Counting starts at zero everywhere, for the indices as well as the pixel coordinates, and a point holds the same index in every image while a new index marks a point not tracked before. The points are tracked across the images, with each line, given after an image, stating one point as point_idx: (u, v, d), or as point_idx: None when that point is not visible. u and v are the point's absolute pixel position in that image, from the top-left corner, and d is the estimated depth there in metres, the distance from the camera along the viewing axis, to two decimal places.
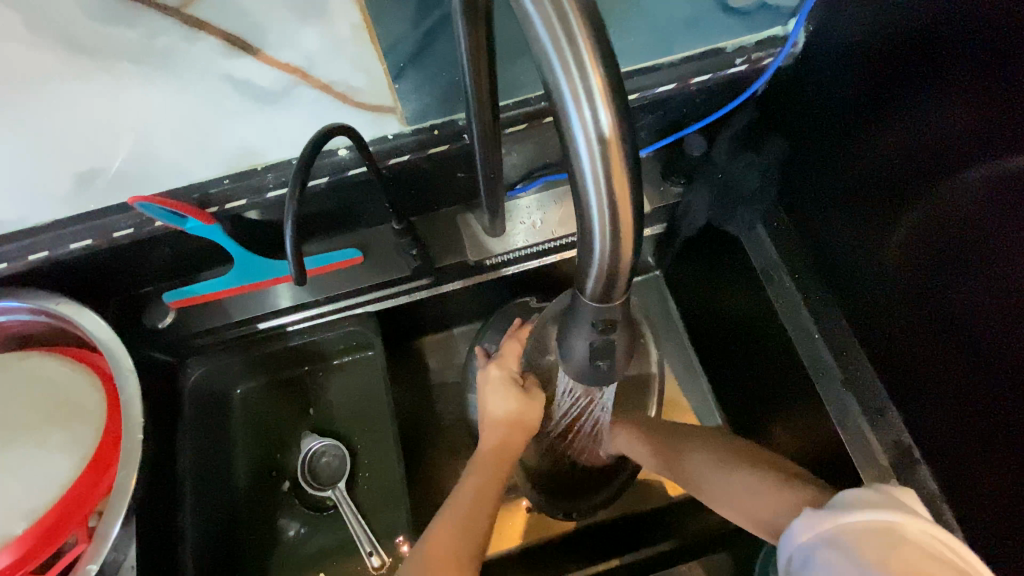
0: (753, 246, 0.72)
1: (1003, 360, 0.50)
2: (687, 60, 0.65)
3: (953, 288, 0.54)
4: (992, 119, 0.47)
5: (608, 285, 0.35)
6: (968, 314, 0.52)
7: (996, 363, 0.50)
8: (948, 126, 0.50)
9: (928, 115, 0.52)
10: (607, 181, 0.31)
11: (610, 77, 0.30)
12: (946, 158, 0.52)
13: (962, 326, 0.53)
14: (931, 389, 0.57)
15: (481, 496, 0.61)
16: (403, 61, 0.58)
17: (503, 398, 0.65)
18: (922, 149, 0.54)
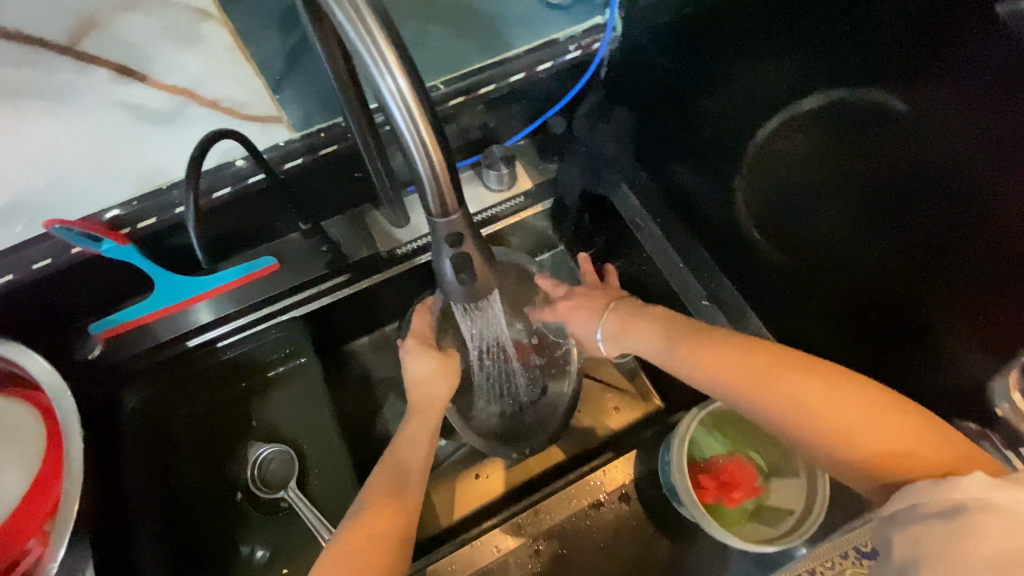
0: (621, 202, 0.84)
1: (844, 275, 0.60)
2: (527, 52, 0.73)
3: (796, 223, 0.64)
4: (775, 74, 0.57)
5: (442, 199, 0.40)
6: (812, 242, 0.63)
7: (841, 278, 0.61)
8: (744, 81, 0.61)
9: (731, 76, 0.63)
10: (422, 136, 0.37)
11: (400, 48, 0.35)
12: (750, 107, 0.62)
13: (809, 252, 0.63)
14: (809, 309, 0.68)
15: (411, 445, 0.69)
16: (278, 76, 0.65)
17: (425, 366, 0.75)
18: (734, 105, 0.64)
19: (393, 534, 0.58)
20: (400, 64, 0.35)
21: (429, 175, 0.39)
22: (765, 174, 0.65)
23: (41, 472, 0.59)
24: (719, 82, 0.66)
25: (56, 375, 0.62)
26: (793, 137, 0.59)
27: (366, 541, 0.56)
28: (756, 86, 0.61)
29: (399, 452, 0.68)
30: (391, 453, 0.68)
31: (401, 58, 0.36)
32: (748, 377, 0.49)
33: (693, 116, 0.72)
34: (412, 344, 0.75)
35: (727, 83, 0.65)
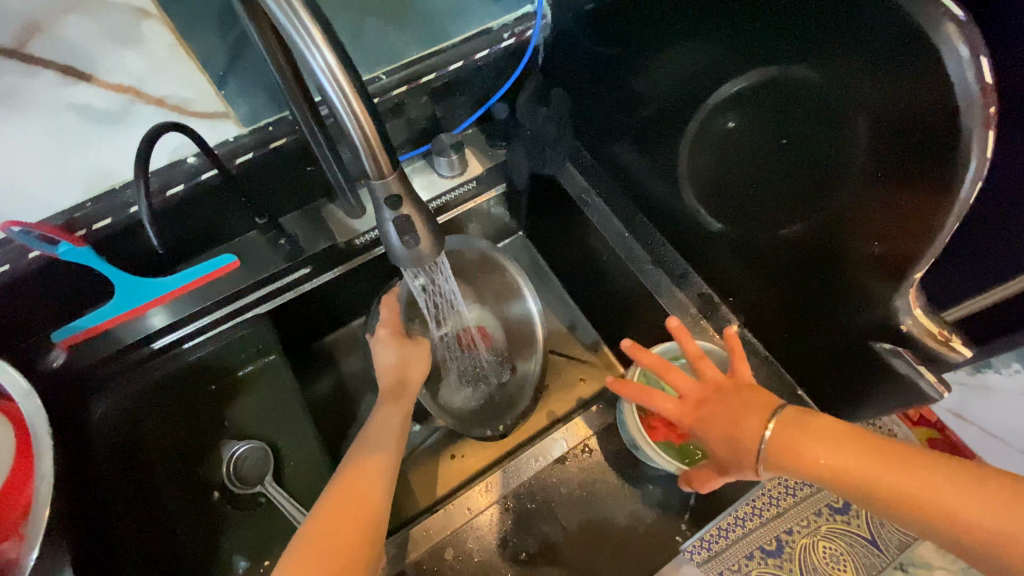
0: (567, 180, 0.89)
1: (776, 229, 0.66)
2: (465, 41, 0.77)
3: (730, 185, 0.69)
4: (699, 48, 0.62)
5: (375, 158, 0.44)
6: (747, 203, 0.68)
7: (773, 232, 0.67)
8: (670, 57, 0.67)
9: (657, 51, 0.68)
10: (352, 105, 0.41)
11: (326, 27, 0.39)
12: (675, 82, 0.68)
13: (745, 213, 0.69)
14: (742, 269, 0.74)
15: (386, 429, 0.71)
16: (222, 71, 0.67)
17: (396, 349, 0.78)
18: (662, 78, 0.69)
19: (363, 514, 0.60)
20: (327, 40, 0.39)
21: (364, 142, 0.43)
22: (702, 144, 0.70)
23: (12, 480, 0.59)
24: (642, 57, 0.71)
25: (22, 380, 0.62)
26: (719, 105, 0.64)
27: (337, 519, 0.58)
28: (673, 57, 0.67)
29: (373, 436, 0.70)
30: (365, 439, 0.70)
31: (328, 35, 0.39)
32: (805, 440, 0.47)
33: (624, 91, 0.77)
34: (382, 333, 0.79)
35: (650, 58, 0.70)
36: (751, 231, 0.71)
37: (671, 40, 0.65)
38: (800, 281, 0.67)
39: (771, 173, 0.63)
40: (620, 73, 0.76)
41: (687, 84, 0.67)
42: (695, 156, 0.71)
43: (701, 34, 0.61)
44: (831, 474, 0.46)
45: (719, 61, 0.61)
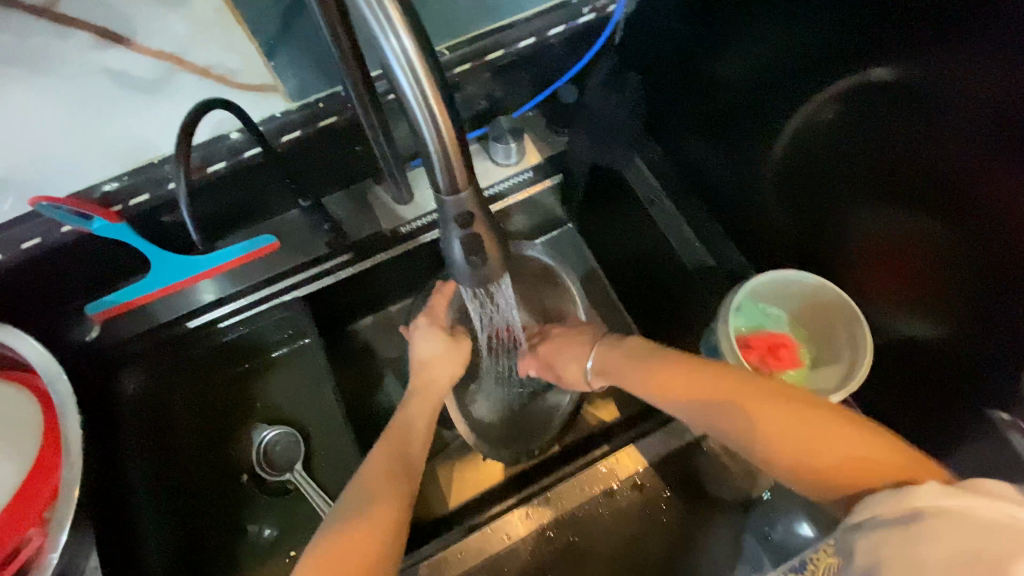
0: (637, 179, 0.78)
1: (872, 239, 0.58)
2: (540, 13, 0.68)
3: (831, 192, 0.59)
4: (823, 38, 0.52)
5: (451, 173, 0.37)
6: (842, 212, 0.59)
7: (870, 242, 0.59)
8: (782, 41, 0.56)
9: (768, 35, 0.58)
10: (431, 104, 0.34)
11: (407, 5, 0.32)
12: (788, 67, 0.57)
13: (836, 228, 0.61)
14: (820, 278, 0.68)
15: (410, 428, 0.66)
16: (272, 39, 0.60)
17: (433, 347, 0.73)
18: (772, 65, 0.59)
19: (393, 518, 0.55)
20: (409, 23, 0.31)
21: (438, 147, 0.35)
22: (801, 142, 0.60)
23: (41, 456, 0.57)
24: (745, 42, 0.61)
25: (50, 357, 0.60)
26: (821, 97, 0.55)
27: (366, 529, 0.53)
28: (785, 47, 0.56)
29: (396, 432, 0.66)
30: (386, 439, 0.65)
31: (408, 15, 0.32)
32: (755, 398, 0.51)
33: (714, 81, 0.68)
34: (426, 325, 0.73)
35: (756, 46, 0.60)
36: (847, 250, 0.62)
37: (789, 28, 0.55)
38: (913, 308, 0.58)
39: (887, 185, 0.53)
40: (711, 58, 0.67)
41: (799, 79, 0.56)
42: (784, 158, 0.63)
43: (828, 24, 0.51)
44: (763, 439, 0.49)
45: (848, 57, 0.51)
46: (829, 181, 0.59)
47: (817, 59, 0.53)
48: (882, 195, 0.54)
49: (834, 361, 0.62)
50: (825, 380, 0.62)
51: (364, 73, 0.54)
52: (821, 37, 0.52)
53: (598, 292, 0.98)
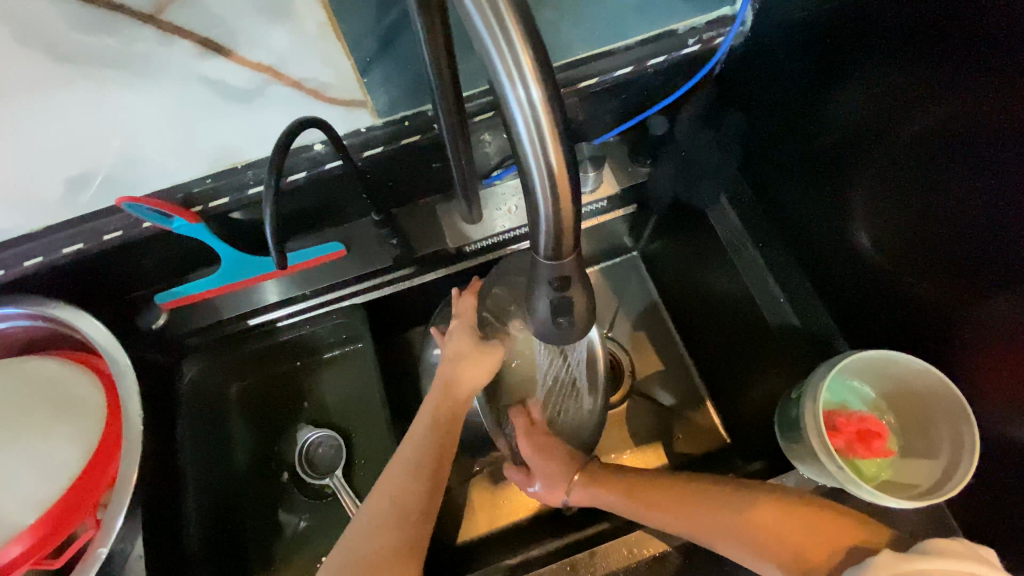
0: (718, 219, 0.74)
1: (953, 275, 0.52)
2: (641, 43, 0.65)
3: (917, 262, 0.55)
4: (953, 90, 0.46)
5: (559, 242, 0.34)
6: (935, 255, 0.53)
7: (954, 284, 0.52)
8: (898, 85, 0.51)
9: (880, 80, 0.53)
10: (550, 162, 0.31)
11: (541, 57, 0.29)
12: (896, 108, 0.52)
13: (914, 277, 0.56)
14: (886, 333, 0.61)
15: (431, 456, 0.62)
16: (369, 56, 0.55)
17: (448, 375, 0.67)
18: (881, 112, 0.54)
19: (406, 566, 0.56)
20: (540, 74, 0.29)
21: (548, 205, 0.33)
22: (880, 199, 0.57)
23: (102, 442, 0.57)
24: (858, 95, 0.56)
25: (113, 339, 0.61)
26: (922, 118, 0.50)
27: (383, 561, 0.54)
28: (898, 105, 0.52)
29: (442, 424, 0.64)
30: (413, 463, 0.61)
31: (540, 66, 0.29)
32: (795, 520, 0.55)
33: (816, 129, 0.62)
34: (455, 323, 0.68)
35: (868, 98, 0.55)
36: (940, 314, 0.55)
37: (919, 88, 0.49)
38: (1010, 379, 0.51)
39: (975, 257, 0.49)
40: (815, 105, 0.61)
41: (913, 140, 0.51)
42: (876, 198, 0.57)
43: (960, 95, 0.46)
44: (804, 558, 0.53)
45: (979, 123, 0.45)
46: (916, 251, 0.55)
47: (938, 127, 0.49)
48: (976, 271, 0.50)
49: (932, 456, 0.57)
50: (921, 477, 0.57)
51: (458, 98, 0.52)
52: (957, 103, 0.46)
53: (657, 328, 0.94)
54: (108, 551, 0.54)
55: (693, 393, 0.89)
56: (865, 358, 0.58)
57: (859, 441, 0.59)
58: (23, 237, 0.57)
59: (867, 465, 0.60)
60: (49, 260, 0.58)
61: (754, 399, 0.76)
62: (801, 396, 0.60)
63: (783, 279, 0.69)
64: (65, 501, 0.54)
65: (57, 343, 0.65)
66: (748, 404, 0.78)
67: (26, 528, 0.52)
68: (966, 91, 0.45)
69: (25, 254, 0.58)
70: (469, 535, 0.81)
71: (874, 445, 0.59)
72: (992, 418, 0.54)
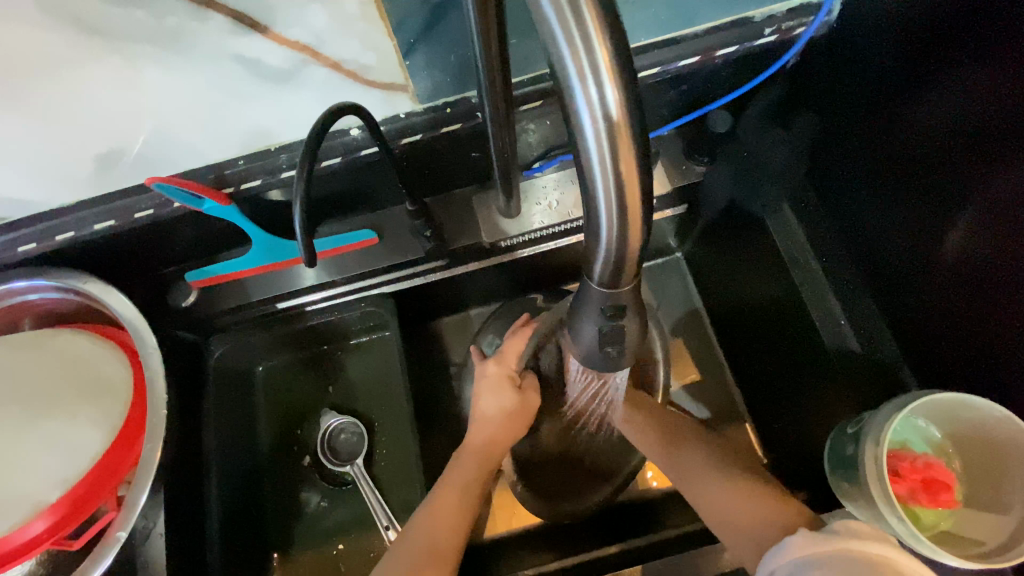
0: (780, 230, 0.66)
1: None
2: (711, 31, 0.58)
3: (1009, 301, 0.48)
4: None
5: (617, 265, 0.30)
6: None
7: None
8: (1015, 92, 0.44)
9: (992, 85, 0.46)
10: (620, 180, 0.27)
11: (618, 51, 0.25)
12: (1006, 121, 0.45)
13: (1001, 312, 0.49)
14: (959, 371, 0.55)
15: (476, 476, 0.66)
16: (413, 37, 0.51)
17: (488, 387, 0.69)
18: (988, 123, 0.47)
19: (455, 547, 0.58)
20: (618, 74, 0.25)
21: (612, 227, 0.29)
22: (978, 225, 0.50)
23: (128, 422, 0.57)
24: (961, 102, 0.49)
25: (141, 318, 0.60)
26: None
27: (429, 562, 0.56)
28: (1013, 125, 0.45)
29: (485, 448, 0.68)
30: (463, 459, 0.67)
31: (618, 66, 0.25)
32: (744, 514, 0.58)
33: (902, 137, 0.55)
34: (493, 370, 0.68)
35: (971, 108, 0.48)
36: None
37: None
38: None
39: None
40: (902, 109, 0.54)
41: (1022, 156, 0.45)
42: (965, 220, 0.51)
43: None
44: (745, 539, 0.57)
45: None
46: (1009, 287, 0.48)
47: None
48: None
49: (1002, 511, 0.52)
50: (986, 534, 0.52)
51: (507, 85, 0.47)
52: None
53: (696, 336, 0.89)
54: (127, 533, 0.54)
55: (731, 409, 0.84)
56: (939, 401, 0.52)
57: (924, 490, 0.54)
58: (56, 211, 0.57)
59: (925, 513, 0.55)
60: (80, 236, 0.57)
61: (800, 422, 0.71)
62: (862, 434, 0.55)
63: (846, 299, 0.63)
64: (89, 480, 0.54)
65: (86, 317, 0.65)
66: (793, 426, 0.73)
67: (49, 505, 0.52)
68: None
69: (54, 229, 0.57)
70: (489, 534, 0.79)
71: (940, 497, 0.54)
72: None
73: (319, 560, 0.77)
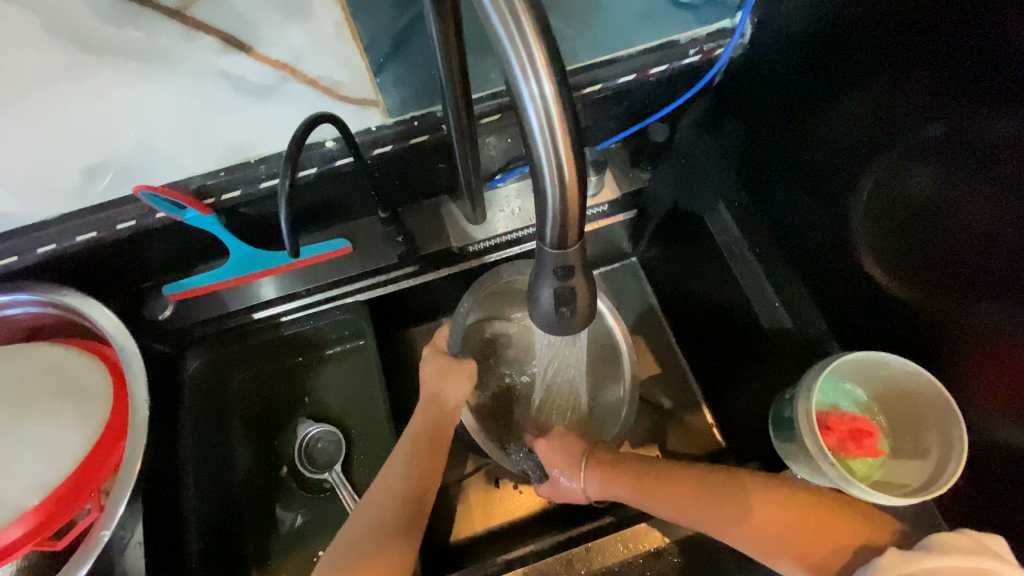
0: (715, 223, 0.75)
1: (945, 274, 0.53)
2: (645, 52, 0.67)
3: (909, 264, 0.56)
4: (948, 88, 0.48)
5: (564, 230, 0.36)
6: (925, 255, 0.55)
7: (941, 277, 0.54)
8: (899, 95, 0.52)
9: (879, 87, 0.54)
10: (560, 158, 0.33)
11: (551, 51, 0.31)
12: (895, 117, 0.53)
13: (898, 282, 0.58)
14: (875, 334, 0.64)
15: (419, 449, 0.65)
16: (381, 57, 0.60)
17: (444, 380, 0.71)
18: (874, 118, 0.56)
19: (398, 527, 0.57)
20: (553, 70, 0.31)
21: (557, 196, 0.34)
22: (877, 211, 0.58)
23: (109, 426, 0.58)
24: (855, 105, 0.57)
25: (123, 327, 0.62)
26: (910, 126, 0.52)
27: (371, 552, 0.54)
28: (897, 125, 0.53)
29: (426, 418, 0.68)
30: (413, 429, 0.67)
31: (553, 63, 0.31)
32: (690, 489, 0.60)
33: (815, 139, 0.63)
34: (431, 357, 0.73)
35: (866, 109, 0.56)
36: (928, 311, 0.56)
37: (914, 102, 0.51)
38: (1003, 379, 0.52)
39: (962, 260, 0.51)
40: (810, 113, 0.63)
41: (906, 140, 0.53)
42: (865, 204, 0.59)
43: (949, 106, 0.48)
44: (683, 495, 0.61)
45: (970, 139, 0.47)
46: (913, 264, 0.56)
47: (931, 144, 0.50)
48: (974, 283, 0.51)
49: (922, 458, 0.59)
50: (910, 477, 0.59)
51: (468, 98, 0.53)
52: (938, 109, 0.49)
53: (654, 332, 0.96)
54: (111, 532, 0.55)
55: (688, 397, 0.90)
56: (860, 362, 0.59)
57: (851, 440, 0.61)
58: (40, 224, 0.57)
59: (856, 462, 0.61)
60: (62, 248, 0.57)
61: (749, 400, 0.78)
62: (796, 396, 0.61)
63: (778, 283, 0.71)
64: (70, 482, 0.55)
65: (66, 330, 0.66)
66: (743, 405, 0.79)
67: (28, 510, 0.53)
68: (961, 109, 0.47)
69: (36, 241, 0.57)
70: (466, 533, 0.81)
71: (865, 443, 0.61)
72: (983, 418, 0.56)
73: (299, 571, 0.77)
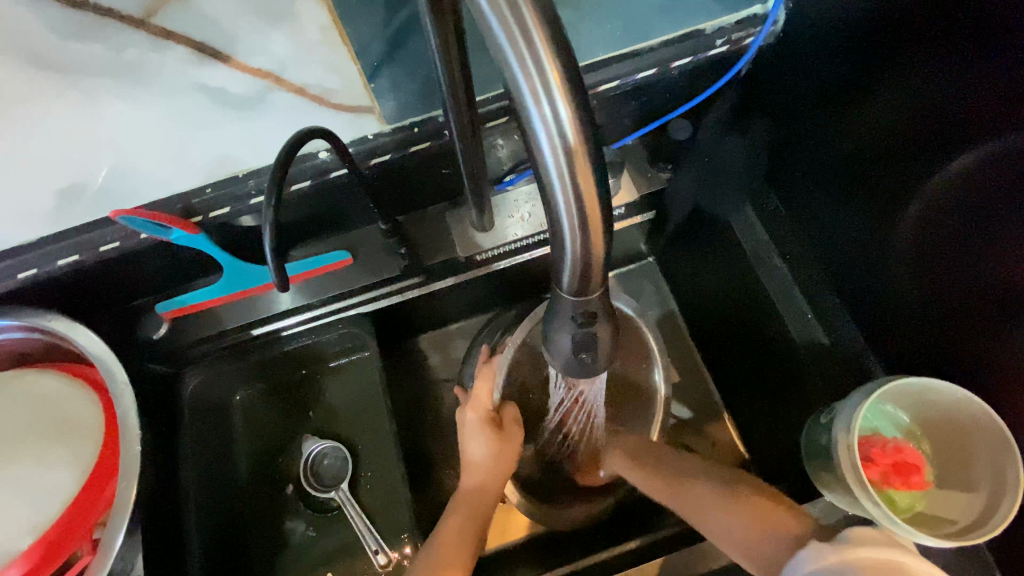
0: (741, 228, 0.70)
1: (1002, 293, 0.48)
2: (664, 44, 0.61)
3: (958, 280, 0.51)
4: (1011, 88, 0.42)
5: (584, 275, 0.32)
6: (978, 273, 0.49)
7: (993, 295, 0.49)
8: (947, 97, 0.46)
9: (926, 86, 0.48)
10: (580, 192, 0.28)
11: (568, 70, 0.26)
12: (945, 122, 0.47)
13: (945, 300, 0.53)
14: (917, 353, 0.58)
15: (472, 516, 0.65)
16: (376, 61, 0.57)
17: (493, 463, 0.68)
18: (918, 119, 0.50)
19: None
20: (568, 92, 0.26)
21: (576, 236, 0.30)
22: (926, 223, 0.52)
23: (100, 463, 0.55)
24: (895, 102, 0.52)
25: (111, 354, 0.58)
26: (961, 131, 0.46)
27: None
28: (944, 128, 0.48)
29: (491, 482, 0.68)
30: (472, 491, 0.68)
31: (569, 85, 0.26)
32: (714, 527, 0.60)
33: (854, 138, 0.57)
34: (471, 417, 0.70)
35: (906, 107, 0.50)
36: (979, 333, 0.51)
37: (967, 103, 0.45)
38: None
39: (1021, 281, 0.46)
40: (847, 110, 0.57)
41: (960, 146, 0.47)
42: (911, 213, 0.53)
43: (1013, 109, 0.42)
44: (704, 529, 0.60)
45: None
46: (961, 281, 0.51)
47: (989, 147, 0.45)
48: None
49: (972, 492, 0.54)
50: (960, 513, 0.54)
51: (473, 105, 0.48)
52: (999, 113, 0.43)
53: (673, 337, 0.91)
54: None
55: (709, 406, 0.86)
56: (905, 387, 0.55)
57: (895, 474, 0.57)
58: (18, 248, 0.54)
59: (900, 495, 0.57)
60: (43, 273, 0.54)
61: (775, 413, 0.73)
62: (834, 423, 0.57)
63: (810, 294, 0.65)
64: (61, 524, 0.52)
65: (53, 355, 0.63)
66: (769, 417, 0.75)
67: (20, 554, 0.51)
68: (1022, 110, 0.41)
69: (17, 267, 0.53)
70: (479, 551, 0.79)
71: (912, 479, 0.56)
72: None
73: None
